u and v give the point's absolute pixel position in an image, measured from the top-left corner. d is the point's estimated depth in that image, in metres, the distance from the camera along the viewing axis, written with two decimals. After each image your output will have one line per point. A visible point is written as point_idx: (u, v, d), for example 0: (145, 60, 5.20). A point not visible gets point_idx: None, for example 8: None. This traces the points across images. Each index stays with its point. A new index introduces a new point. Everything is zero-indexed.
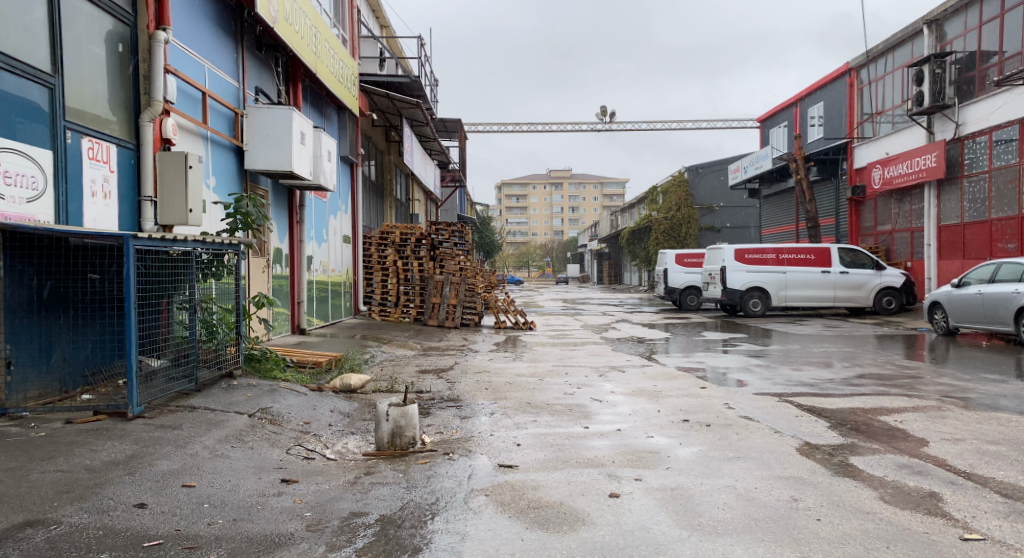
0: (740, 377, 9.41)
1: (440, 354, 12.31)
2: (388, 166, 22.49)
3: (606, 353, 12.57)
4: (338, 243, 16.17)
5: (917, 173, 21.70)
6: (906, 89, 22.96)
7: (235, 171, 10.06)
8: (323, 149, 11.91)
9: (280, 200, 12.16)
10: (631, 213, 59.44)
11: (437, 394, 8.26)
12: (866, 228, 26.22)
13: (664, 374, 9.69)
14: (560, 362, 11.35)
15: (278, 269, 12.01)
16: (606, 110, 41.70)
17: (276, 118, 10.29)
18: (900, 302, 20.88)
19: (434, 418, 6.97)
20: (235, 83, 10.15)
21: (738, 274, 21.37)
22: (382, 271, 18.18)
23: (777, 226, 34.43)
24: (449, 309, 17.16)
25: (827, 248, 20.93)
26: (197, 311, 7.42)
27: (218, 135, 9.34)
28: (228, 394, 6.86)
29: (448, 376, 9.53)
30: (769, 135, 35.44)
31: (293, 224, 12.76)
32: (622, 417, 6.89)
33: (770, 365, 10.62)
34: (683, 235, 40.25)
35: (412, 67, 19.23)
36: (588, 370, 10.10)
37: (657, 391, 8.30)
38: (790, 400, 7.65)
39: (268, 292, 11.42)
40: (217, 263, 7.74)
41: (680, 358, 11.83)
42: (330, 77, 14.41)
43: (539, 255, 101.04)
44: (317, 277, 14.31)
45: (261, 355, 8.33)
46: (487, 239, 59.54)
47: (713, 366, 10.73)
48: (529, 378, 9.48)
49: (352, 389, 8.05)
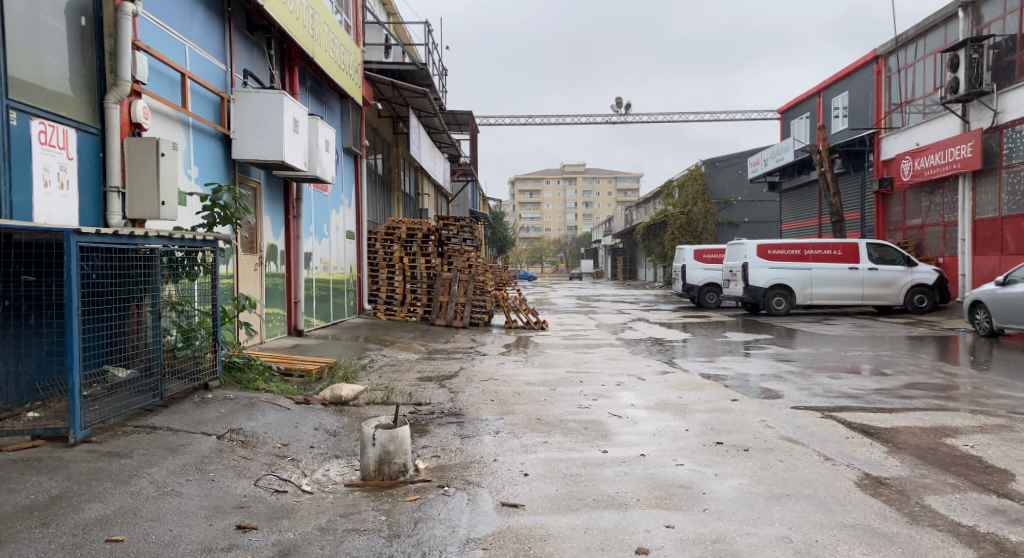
0: (774, 386, 8.51)
1: (445, 358, 11.48)
2: (395, 160, 21.69)
3: (624, 357, 11.70)
4: (340, 238, 15.37)
5: (951, 164, 20.68)
6: (940, 76, 21.93)
7: (222, 161, 9.30)
8: (320, 139, 11.10)
9: (275, 194, 11.39)
10: (646, 208, 58.35)
11: (437, 407, 7.42)
12: (894, 222, 25.15)
13: (689, 383, 8.80)
14: (573, 367, 10.47)
15: (272, 267, 11.25)
16: (622, 102, 40.71)
17: (266, 103, 9.49)
18: (933, 300, 19.86)
19: (432, 438, 6.14)
20: (222, 66, 9.37)
21: (761, 271, 20.40)
22: (388, 268, 17.22)
23: (800, 221, 33.35)
24: (458, 308, 16.46)
25: (855, 243, 19.89)
26: (169, 315, 6.64)
27: (200, 120, 8.56)
28: (197, 410, 6.07)
29: (451, 385, 8.70)
30: (791, 126, 34.35)
31: (289, 219, 11.95)
32: (644, 437, 6.02)
33: (804, 371, 9.70)
34: (700, 230, 39.22)
35: (420, 54, 18.40)
36: (605, 378, 9.24)
37: (683, 404, 7.42)
38: (835, 416, 6.75)
39: (260, 292, 10.68)
40: (193, 261, 6.93)
41: (704, 363, 10.93)
42: (331, 63, 13.62)
43: (553, 250, 100.05)
44: (317, 275, 13.57)
45: (243, 364, 7.56)
46: (499, 234, 58.69)
47: (741, 372, 9.82)
48: (539, 387, 8.62)
49: (343, 401, 7.30)
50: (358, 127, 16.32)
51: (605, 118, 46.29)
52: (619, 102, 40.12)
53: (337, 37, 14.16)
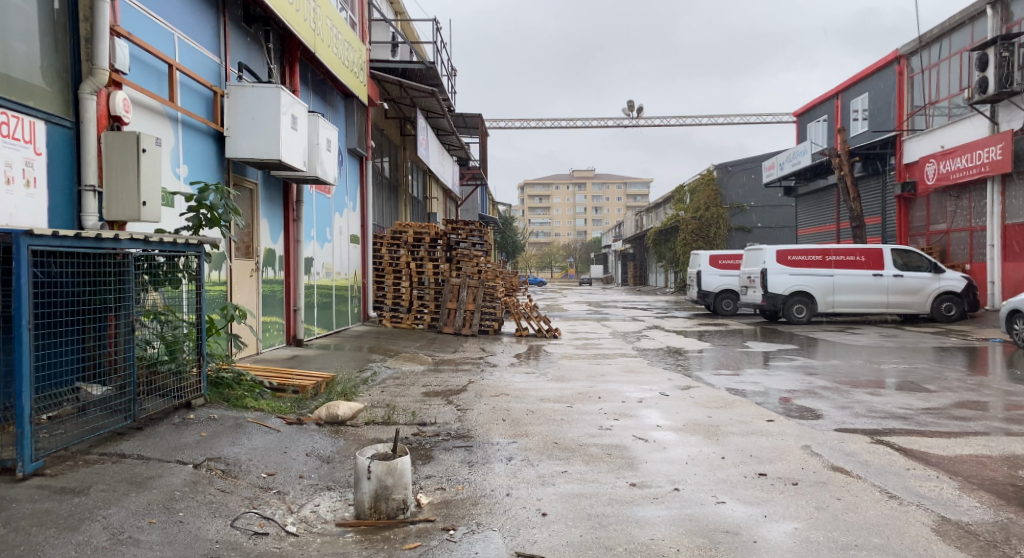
0: (811, 404, 7.80)
1: (452, 370, 10.83)
2: (404, 162, 21.12)
3: (642, 369, 11.03)
4: (344, 243, 14.74)
5: (979, 167, 19.99)
6: (966, 76, 21.31)
7: (215, 160, 8.68)
8: (320, 137, 10.49)
9: (273, 196, 10.78)
10: (656, 213, 57.66)
11: (443, 427, 6.77)
12: (917, 227, 24.48)
13: (717, 401, 8.11)
14: (589, 380, 9.82)
15: (270, 273, 10.65)
16: (634, 105, 39.96)
17: (261, 99, 8.88)
18: (962, 309, 19.09)
19: (437, 467, 5.48)
20: (215, 59, 8.78)
21: (781, 277, 19.68)
22: (394, 274, 16.65)
23: (817, 226, 32.59)
24: (467, 315, 15.91)
25: (879, 249, 19.18)
26: (148, 327, 5.99)
27: (190, 115, 7.95)
28: (176, 434, 5.44)
29: (459, 402, 8.03)
30: (807, 130, 33.65)
31: (289, 222, 11.34)
32: (676, 467, 5.36)
33: (838, 387, 8.99)
34: (712, 235, 38.50)
35: (428, 53, 17.80)
36: (624, 394, 8.58)
37: (714, 425, 6.74)
38: (885, 440, 6.06)
39: (256, 301, 10.10)
40: (175, 268, 6.26)
41: (728, 377, 10.25)
42: (335, 60, 13.04)
43: (562, 256, 99.47)
44: (318, 282, 12.97)
45: (233, 380, 6.93)
46: (508, 239, 58.26)
47: (771, 388, 9.11)
48: (554, 403, 7.97)
49: (339, 421, 6.67)
50: (363, 127, 15.71)
51: (616, 122, 45.63)
52: (630, 105, 39.46)
53: (342, 34, 13.58)
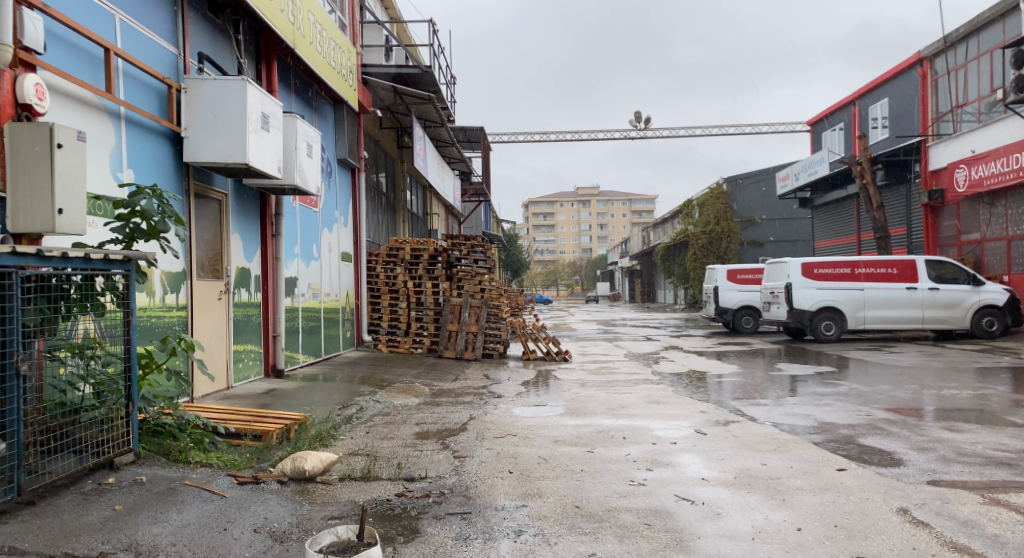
0: (884, 446, 6.47)
1: (452, 402, 9.50)
2: (401, 175, 19.99)
3: (668, 398, 9.71)
4: (333, 260, 13.45)
5: (1015, 172, 19.76)
6: (999, 74, 20.93)
7: (171, 164, 7.39)
8: (298, 140, 9.23)
9: (248, 209, 9.54)
10: (663, 228, 56.46)
11: (434, 485, 5.44)
12: (946, 237, 23.93)
13: (767, 443, 6.77)
14: (609, 414, 8.50)
15: (243, 294, 9.37)
16: (642, 116, 38.67)
17: (224, 93, 7.56)
18: (1005, 323, 17.82)
19: (422, 548, 4.15)
20: (173, 50, 7.54)
21: (807, 292, 18.39)
22: (390, 295, 15.40)
23: (836, 238, 31.27)
24: (469, 337, 14.65)
25: (912, 260, 17.94)
26: (70, 365, 4.72)
27: (135, 110, 6.66)
28: (80, 510, 4.18)
29: (456, 446, 6.73)
30: (822, 139, 32.55)
31: (266, 238, 10.06)
32: (740, 546, 4.09)
33: (906, 421, 7.64)
34: (723, 250, 37.15)
35: (423, 56, 16.58)
36: (653, 433, 7.27)
37: (776, 479, 5.44)
38: (1000, 497, 4.78)
39: (226, 327, 8.83)
40: (94, 288, 4.85)
41: (767, 408, 8.92)
42: (322, 62, 11.88)
43: (568, 273, 98.22)
44: (303, 305, 11.66)
45: (177, 428, 5.59)
46: (513, 257, 57.19)
47: (824, 422, 7.78)
48: (572, 447, 6.66)
49: (306, 477, 5.37)
50: (355, 136, 14.52)
51: (620, 135, 44.57)
52: (637, 116, 38.34)
53: (329, 33, 12.37)
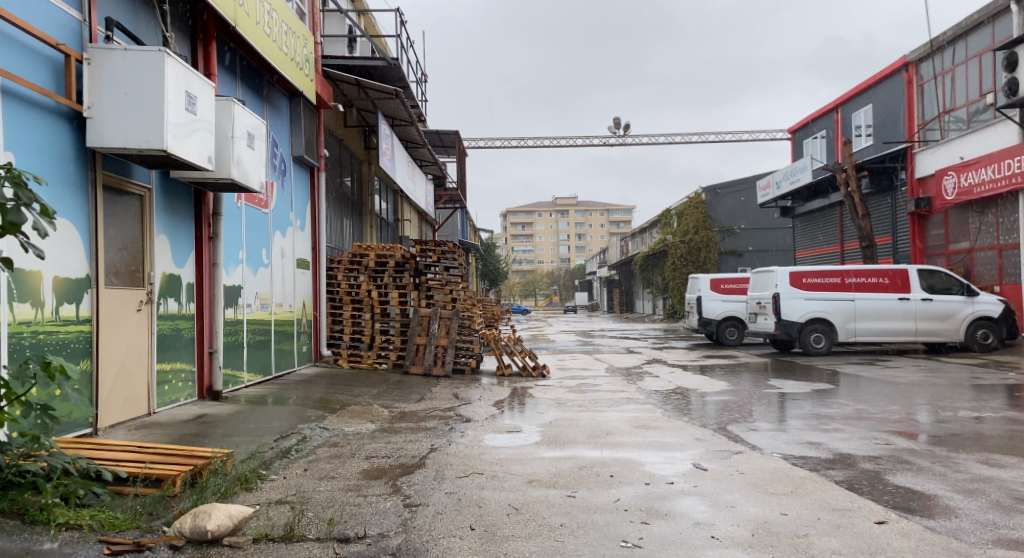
0: (924, 488, 5.47)
1: (411, 428, 8.36)
2: (369, 178, 18.81)
3: (658, 422, 8.62)
4: (287, 267, 12.19)
5: (1007, 178, 19.00)
6: (988, 78, 20.24)
7: (73, 150, 6.20)
8: (236, 129, 8.03)
9: (181, 207, 8.31)
10: (642, 238, 55.59)
11: (374, 547, 4.29)
12: (933, 247, 23.27)
13: (781, 483, 5.71)
14: (592, 443, 7.38)
15: (171, 305, 8.11)
16: (620, 122, 37.69)
17: (135, 65, 6.34)
18: (1000, 335, 16.96)
19: None
20: (76, 14, 6.34)
21: (796, 303, 17.48)
22: (353, 305, 14.15)
23: (818, 248, 30.54)
24: (439, 351, 13.46)
25: (904, 270, 17.13)
26: None
27: (11, 79, 5.46)
28: None
29: (410, 490, 5.58)
30: (804, 146, 31.90)
31: (202, 241, 8.79)
32: None
33: (937, 454, 6.61)
34: (702, 260, 36.28)
35: (390, 49, 15.45)
36: (646, 470, 6.16)
37: (806, 538, 4.38)
38: None
39: (148, 342, 7.60)
40: None
41: (770, 435, 7.88)
42: (272, 48, 10.69)
43: (545, 283, 97.30)
44: (248, 318, 10.42)
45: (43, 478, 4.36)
46: (489, 266, 56.01)
47: (840, 454, 6.76)
48: (549, 490, 5.56)
49: (210, 539, 4.18)
50: (314, 133, 13.34)
51: (600, 141, 43.62)
52: (617, 123, 37.41)
53: (283, 17, 11.21)
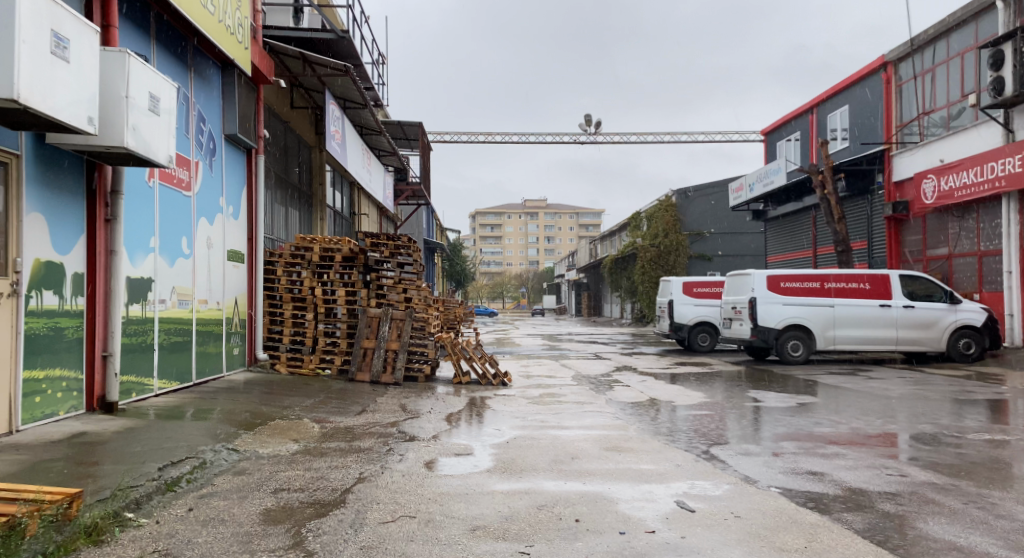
0: (968, 544, 4.34)
1: (339, 449, 7.04)
2: (320, 167, 17.42)
3: (630, 444, 7.44)
4: (214, 260, 10.73)
5: (991, 182, 18.20)
6: (971, 78, 19.48)
7: None
8: (133, 89, 6.66)
9: (62, 180, 6.90)
10: (613, 241, 54.57)
11: None
12: (910, 252, 22.54)
13: (788, 532, 4.56)
14: (553, 472, 6.15)
15: (49, 299, 6.72)
16: (592, 120, 36.55)
17: None
18: (982, 346, 16.15)
19: None
20: None
21: (773, 308, 16.46)
22: (293, 305, 12.70)
23: (791, 252, 29.74)
24: (389, 355, 12.12)
25: (885, 274, 16.26)
26: None
27: None
28: None
29: (314, 541, 4.31)
30: (777, 149, 31.18)
31: (94, 224, 7.34)
32: None
33: (966, 491, 5.50)
34: (672, 263, 35.34)
35: (342, 21, 14.10)
36: (619, 512, 4.96)
37: None
38: None
39: (11, 346, 6.21)
40: None
41: (762, 461, 6.73)
42: (196, 5, 9.30)
43: (514, 286, 96.22)
44: (160, 316, 8.99)
45: None
46: (456, 267, 54.62)
47: (849, 489, 5.61)
48: (492, 543, 4.32)
49: None
50: (251, 111, 11.93)
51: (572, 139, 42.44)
52: (588, 121, 36.28)
53: None
